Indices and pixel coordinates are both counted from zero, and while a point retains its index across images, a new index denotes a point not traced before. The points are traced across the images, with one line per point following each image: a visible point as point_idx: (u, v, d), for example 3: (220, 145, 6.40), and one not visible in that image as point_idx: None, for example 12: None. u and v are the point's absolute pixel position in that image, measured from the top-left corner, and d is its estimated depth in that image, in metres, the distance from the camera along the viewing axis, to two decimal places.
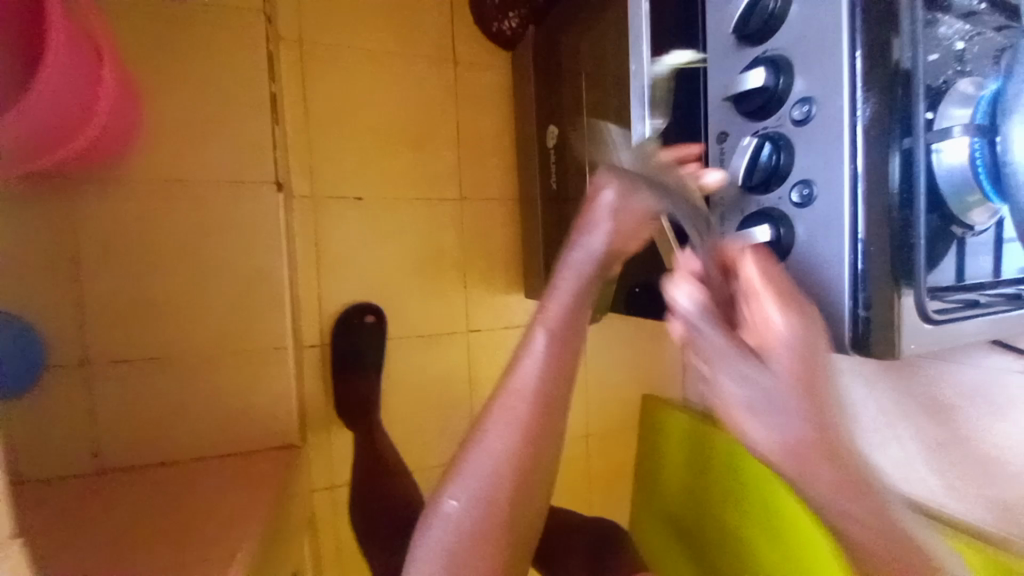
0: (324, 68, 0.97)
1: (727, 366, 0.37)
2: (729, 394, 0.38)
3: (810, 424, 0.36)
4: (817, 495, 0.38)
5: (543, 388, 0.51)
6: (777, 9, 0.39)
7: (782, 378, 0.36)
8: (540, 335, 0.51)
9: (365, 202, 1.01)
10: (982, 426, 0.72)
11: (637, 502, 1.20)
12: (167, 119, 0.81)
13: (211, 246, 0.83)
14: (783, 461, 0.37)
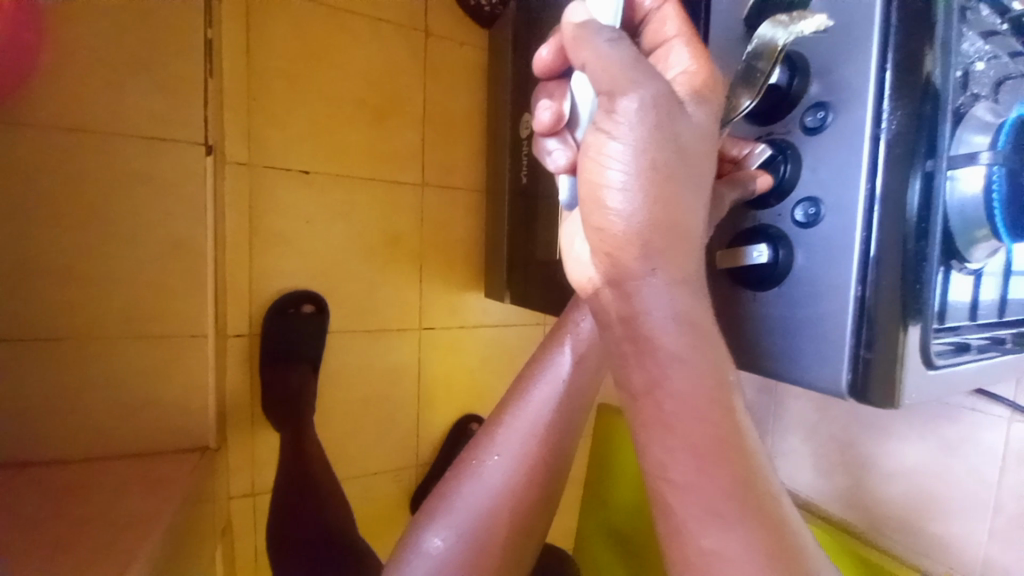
0: (276, 17, 0.85)
1: (622, 61, 0.31)
2: (610, 121, 0.31)
3: (679, 194, 0.31)
4: (650, 322, 0.32)
5: (553, 421, 0.47)
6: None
7: (674, 126, 0.31)
8: (571, 349, 0.48)
9: (313, 176, 0.90)
10: (950, 481, 0.66)
11: (586, 512, 1.17)
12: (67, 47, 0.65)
13: (115, 208, 0.69)
14: (629, 239, 0.31)
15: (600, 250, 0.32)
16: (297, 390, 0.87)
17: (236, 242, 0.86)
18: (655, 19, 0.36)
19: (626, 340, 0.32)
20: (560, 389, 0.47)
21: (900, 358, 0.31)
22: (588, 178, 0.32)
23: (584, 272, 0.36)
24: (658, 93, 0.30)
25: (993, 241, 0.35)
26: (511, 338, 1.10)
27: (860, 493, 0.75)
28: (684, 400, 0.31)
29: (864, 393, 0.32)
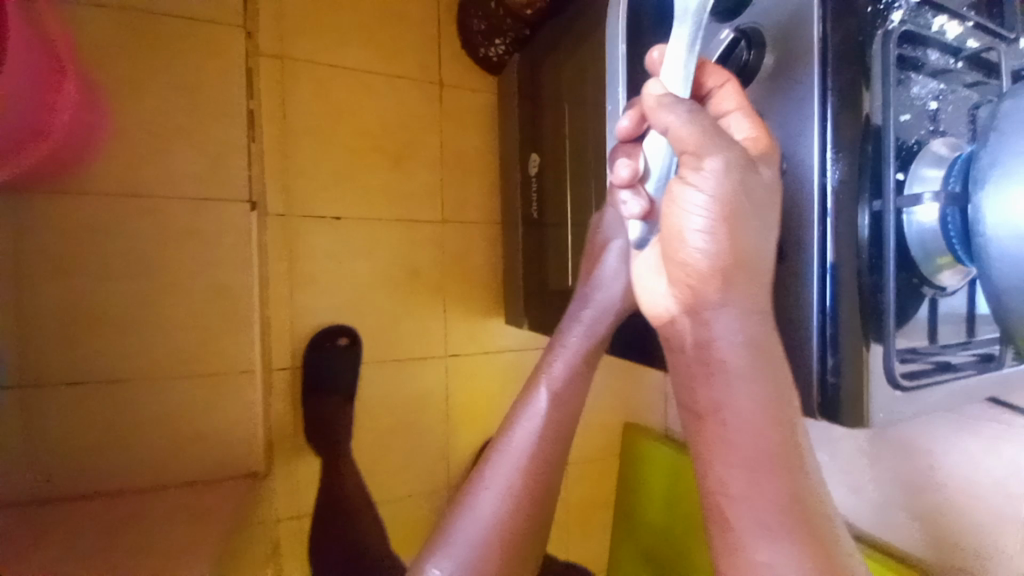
0: (308, 82, 0.96)
1: (704, 127, 0.34)
2: (694, 175, 0.34)
3: (749, 242, 0.35)
4: (723, 347, 0.36)
5: (540, 448, 0.52)
6: (752, 62, 0.39)
7: (750, 182, 0.34)
8: (545, 388, 0.54)
9: (343, 221, 0.99)
10: (975, 496, 0.65)
11: (616, 537, 1.18)
12: (137, 129, 0.76)
13: (178, 261, 0.78)
14: (709, 274, 0.35)
15: (683, 283, 0.37)
16: (335, 418, 0.94)
17: (278, 285, 0.95)
18: (718, 95, 0.39)
19: (697, 362, 0.37)
20: (534, 423, 0.52)
21: (870, 380, 0.35)
22: (670, 222, 0.36)
23: (660, 302, 0.40)
24: (736, 155, 0.34)
25: (959, 266, 0.38)
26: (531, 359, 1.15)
27: (889, 508, 0.74)
28: (748, 418, 0.35)
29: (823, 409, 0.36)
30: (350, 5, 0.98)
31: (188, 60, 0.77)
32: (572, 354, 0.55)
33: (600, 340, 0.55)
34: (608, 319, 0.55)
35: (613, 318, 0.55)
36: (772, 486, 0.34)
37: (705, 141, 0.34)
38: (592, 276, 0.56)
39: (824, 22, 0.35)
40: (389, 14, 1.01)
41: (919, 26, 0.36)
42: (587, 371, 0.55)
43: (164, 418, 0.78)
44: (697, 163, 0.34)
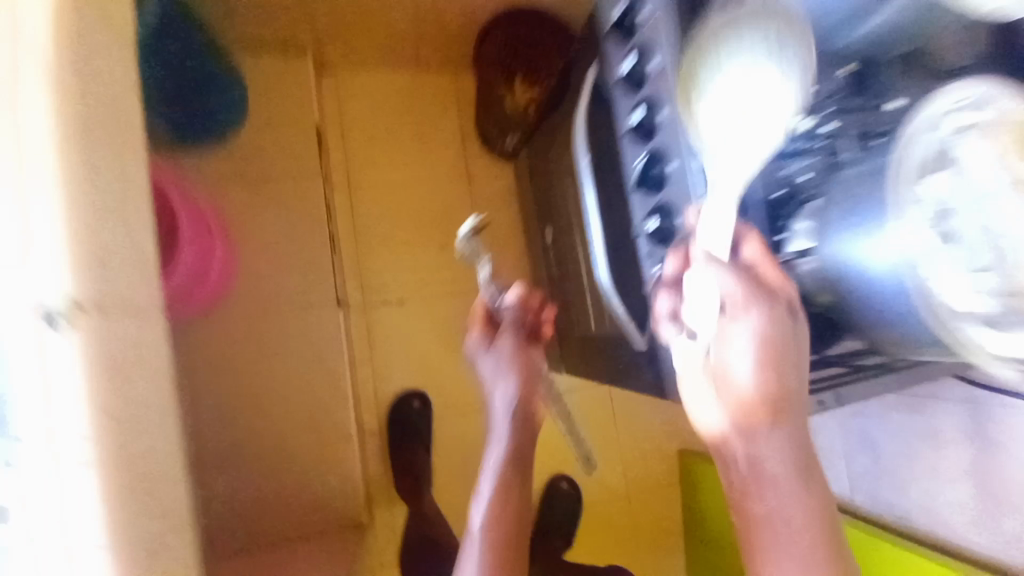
0: (370, 200, 1.24)
1: (750, 293, 0.48)
2: (737, 324, 0.49)
3: (789, 381, 0.48)
4: (769, 462, 0.49)
5: (497, 518, 0.66)
6: (660, 172, 0.57)
7: (786, 335, 0.47)
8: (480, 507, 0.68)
9: (406, 303, 1.22)
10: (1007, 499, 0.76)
11: (689, 551, 1.33)
12: (257, 262, 1.05)
13: (291, 355, 1.02)
14: (756, 401, 0.48)
15: (736, 407, 0.50)
16: (418, 467, 1.13)
17: (363, 362, 1.18)
18: (747, 249, 0.50)
19: (749, 470, 0.50)
20: (489, 522, 0.66)
21: None
22: (721, 362, 0.51)
23: (714, 422, 0.54)
24: (777, 315, 0.47)
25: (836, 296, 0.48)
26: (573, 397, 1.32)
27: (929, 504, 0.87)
28: (789, 501, 0.48)
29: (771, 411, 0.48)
30: (394, 135, 1.26)
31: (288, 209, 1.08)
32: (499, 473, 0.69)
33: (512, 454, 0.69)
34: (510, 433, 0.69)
35: (516, 429, 0.69)
36: (792, 527, 0.49)
37: (747, 303, 0.47)
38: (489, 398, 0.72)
39: (709, 139, 0.50)
40: (422, 133, 1.27)
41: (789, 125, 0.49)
42: (512, 476, 0.68)
43: (291, 480, 0.99)
44: (750, 320, 0.47)
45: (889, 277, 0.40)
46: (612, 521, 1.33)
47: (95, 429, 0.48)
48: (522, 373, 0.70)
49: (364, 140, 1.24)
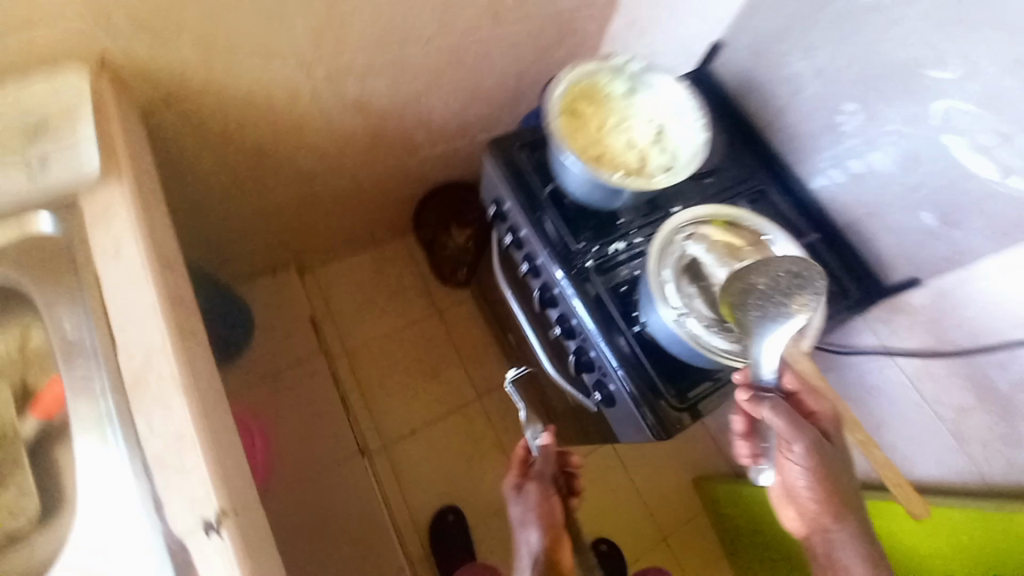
0: (364, 355, 1.46)
1: (798, 424, 0.58)
2: (792, 452, 0.59)
3: (839, 483, 0.60)
4: (836, 544, 0.61)
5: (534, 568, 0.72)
6: (549, 292, 0.84)
7: (830, 453, 0.59)
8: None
9: (418, 433, 1.42)
10: None
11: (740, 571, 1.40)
12: (289, 440, 1.28)
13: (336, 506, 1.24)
14: (811, 501, 0.61)
15: (800, 501, 0.62)
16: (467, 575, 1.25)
17: (395, 495, 1.34)
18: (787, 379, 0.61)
19: (829, 554, 0.62)
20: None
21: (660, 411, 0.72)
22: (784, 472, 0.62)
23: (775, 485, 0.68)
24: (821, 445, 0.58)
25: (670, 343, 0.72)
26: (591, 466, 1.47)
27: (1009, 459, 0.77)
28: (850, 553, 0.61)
29: (654, 433, 0.72)
30: (370, 296, 1.52)
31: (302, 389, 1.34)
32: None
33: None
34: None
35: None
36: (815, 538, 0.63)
37: (797, 433, 0.58)
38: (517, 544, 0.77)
39: (564, 273, 0.78)
40: (393, 288, 1.54)
41: (608, 251, 0.80)
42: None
43: None
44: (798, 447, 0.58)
45: (671, 336, 0.66)
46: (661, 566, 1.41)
47: None
48: (545, 523, 0.76)
49: (354, 306, 1.50)
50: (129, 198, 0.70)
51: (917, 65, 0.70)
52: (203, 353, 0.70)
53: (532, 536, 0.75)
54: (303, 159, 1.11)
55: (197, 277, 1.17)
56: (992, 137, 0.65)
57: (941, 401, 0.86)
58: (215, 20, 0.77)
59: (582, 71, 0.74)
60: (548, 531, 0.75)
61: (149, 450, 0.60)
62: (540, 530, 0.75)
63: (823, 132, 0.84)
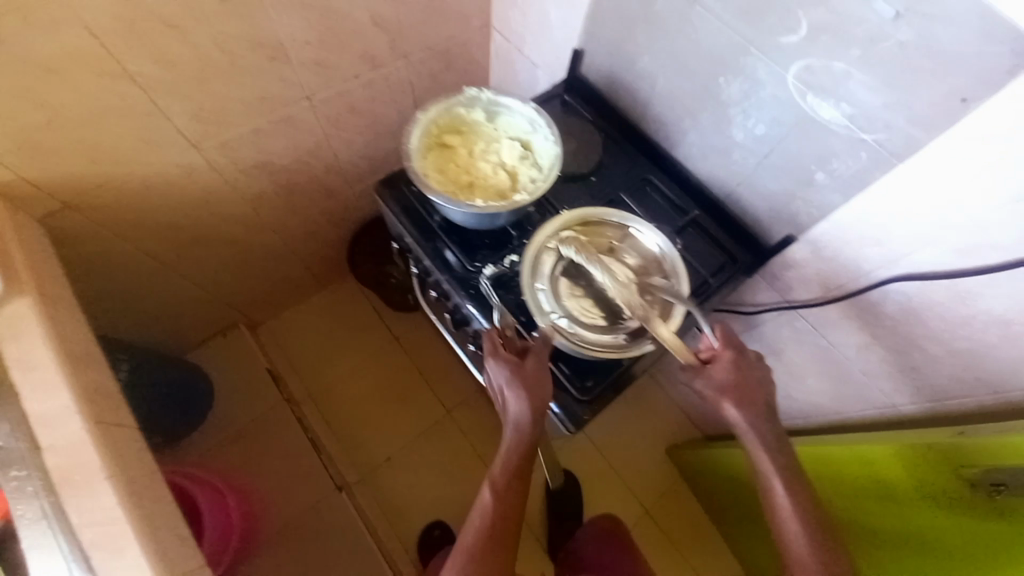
0: (327, 394, 1.49)
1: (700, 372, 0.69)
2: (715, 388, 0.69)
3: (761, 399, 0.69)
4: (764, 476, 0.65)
5: (522, 427, 0.70)
6: (458, 313, 0.88)
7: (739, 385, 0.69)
8: (489, 488, 0.72)
9: (394, 459, 1.44)
10: (981, 336, 0.68)
11: (725, 533, 1.44)
12: (265, 492, 1.32)
13: (325, 548, 1.27)
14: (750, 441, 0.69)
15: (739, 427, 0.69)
16: None
17: (383, 524, 1.36)
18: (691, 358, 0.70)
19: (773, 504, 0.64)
20: (487, 508, 0.72)
21: (570, 404, 0.76)
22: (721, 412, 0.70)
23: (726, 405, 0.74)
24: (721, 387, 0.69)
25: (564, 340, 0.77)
26: (566, 456, 1.51)
27: (920, 382, 0.81)
28: None
29: (569, 425, 0.76)
30: (325, 336, 1.55)
31: (270, 442, 1.37)
32: (506, 457, 0.72)
33: (525, 449, 0.71)
34: (526, 436, 0.70)
35: (528, 433, 0.70)
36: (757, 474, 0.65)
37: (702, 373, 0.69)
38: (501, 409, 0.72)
39: (464, 294, 0.82)
40: (346, 324, 1.57)
41: (504, 264, 0.84)
42: (518, 464, 0.72)
43: None
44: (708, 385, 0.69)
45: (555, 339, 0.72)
46: (652, 541, 1.45)
47: None
48: (535, 403, 0.69)
49: (309, 350, 1.53)
50: (36, 310, 0.74)
51: (744, 39, 0.71)
52: (128, 437, 0.73)
53: (519, 408, 0.69)
54: (222, 225, 1.14)
55: (107, 348, 1.09)
56: (816, 97, 0.67)
57: (845, 341, 0.89)
58: (91, 125, 0.81)
59: (439, 108, 0.79)
60: (539, 406, 0.69)
61: (82, 538, 0.63)
62: (533, 408, 0.69)
63: (684, 117, 0.87)
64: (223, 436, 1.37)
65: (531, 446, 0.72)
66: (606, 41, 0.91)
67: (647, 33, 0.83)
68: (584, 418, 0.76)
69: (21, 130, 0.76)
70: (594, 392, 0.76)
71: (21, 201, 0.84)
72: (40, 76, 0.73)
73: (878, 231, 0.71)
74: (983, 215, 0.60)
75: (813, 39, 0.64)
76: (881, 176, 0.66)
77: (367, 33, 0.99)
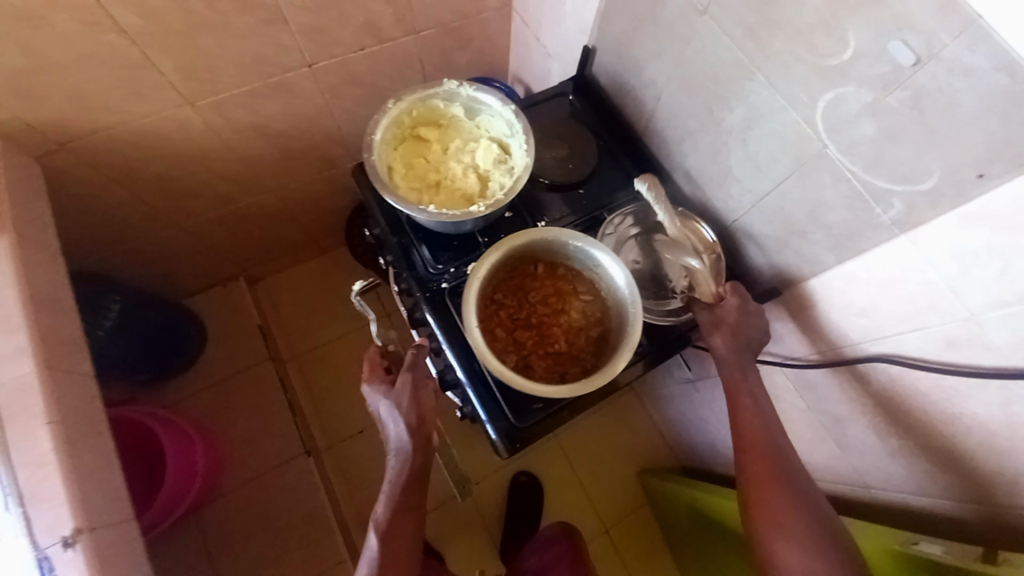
0: (312, 358, 1.53)
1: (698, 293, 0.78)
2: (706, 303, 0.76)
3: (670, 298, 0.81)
4: None
5: (402, 445, 0.74)
6: (415, 314, 0.85)
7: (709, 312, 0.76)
8: (375, 532, 0.72)
9: (365, 432, 1.47)
10: (967, 441, 0.60)
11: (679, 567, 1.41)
12: (237, 442, 1.38)
13: (283, 509, 1.33)
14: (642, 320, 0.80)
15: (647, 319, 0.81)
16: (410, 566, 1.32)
17: (343, 493, 1.40)
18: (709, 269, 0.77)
19: None
20: (380, 528, 0.73)
21: (507, 428, 0.72)
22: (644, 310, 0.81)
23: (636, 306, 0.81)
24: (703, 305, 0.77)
25: None
26: (531, 458, 1.50)
27: (896, 472, 0.73)
28: None
29: (502, 451, 0.73)
30: (318, 301, 1.57)
31: (250, 396, 1.43)
32: (393, 482, 0.74)
33: (409, 468, 0.74)
34: (406, 459, 0.74)
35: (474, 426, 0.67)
36: None
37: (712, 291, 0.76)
38: (383, 434, 0.76)
39: (419, 295, 0.79)
40: (338, 292, 1.59)
41: (465, 271, 0.80)
42: (418, 469, 0.75)
43: None
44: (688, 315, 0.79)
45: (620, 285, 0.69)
46: (604, 559, 1.43)
47: None
48: (413, 421, 0.73)
49: (299, 312, 1.56)
50: (11, 250, 0.77)
51: (750, 62, 0.64)
52: (80, 385, 0.76)
53: (399, 436, 0.74)
54: (218, 183, 1.16)
55: (86, 283, 1.11)
56: (823, 142, 0.60)
57: (824, 408, 0.81)
58: (80, 73, 0.82)
59: (415, 98, 0.75)
60: (416, 424, 0.74)
61: (19, 475, 0.67)
62: (409, 428, 0.73)
63: (684, 138, 0.80)
64: (208, 382, 1.43)
65: (426, 457, 0.76)
66: (615, 40, 0.84)
67: (655, 40, 0.76)
68: (517, 447, 0.72)
69: (12, 75, 0.78)
70: (533, 421, 0.73)
71: (17, 140, 0.87)
72: (28, 23, 0.73)
73: (872, 300, 0.63)
74: (981, 311, 0.53)
75: (823, 75, 0.56)
76: (881, 243, 0.59)
77: (370, 5, 0.95)
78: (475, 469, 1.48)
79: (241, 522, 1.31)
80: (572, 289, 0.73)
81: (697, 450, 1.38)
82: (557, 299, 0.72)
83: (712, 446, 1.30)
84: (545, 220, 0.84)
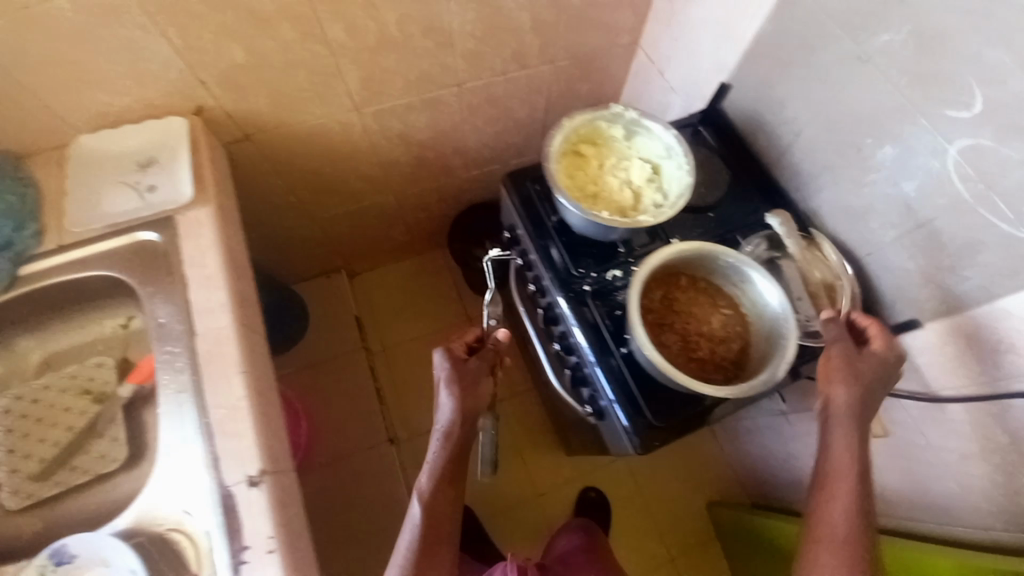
0: (400, 352, 1.62)
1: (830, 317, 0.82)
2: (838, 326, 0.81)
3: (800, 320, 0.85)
4: None
5: (451, 422, 0.82)
6: (549, 313, 0.92)
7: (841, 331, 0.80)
8: (417, 502, 0.79)
9: None
10: None
11: None
12: (327, 423, 1.46)
13: (364, 492, 1.38)
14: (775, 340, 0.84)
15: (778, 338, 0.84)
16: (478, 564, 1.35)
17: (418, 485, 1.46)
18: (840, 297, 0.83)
19: None
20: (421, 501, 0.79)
21: (644, 427, 0.78)
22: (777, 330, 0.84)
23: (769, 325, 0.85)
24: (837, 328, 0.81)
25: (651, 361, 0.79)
26: (600, 476, 1.52)
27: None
28: None
29: (637, 447, 0.78)
30: (409, 300, 1.67)
31: (342, 380, 1.51)
32: (438, 457, 0.81)
33: (454, 445, 0.81)
34: (452, 436, 0.81)
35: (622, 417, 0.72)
36: None
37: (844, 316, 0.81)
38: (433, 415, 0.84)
39: (563, 295, 0.86)
40: (428, 294, 1.68)
41: (605, 277, 0.87)
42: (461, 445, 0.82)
43: None
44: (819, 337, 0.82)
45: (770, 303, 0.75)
46: None
47: (278, 542, 0.70)
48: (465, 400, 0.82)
49: (391, 308, 1.66)
50: (214, 218, 0.88)
51: (913, 106, 0.71)
52: (258, 342, 0.85)
53: (449, 415, 0.82)
54: (354, 182, 1.28)
55: None
56: (985, 185, 0.66)
57: (947, 446, 0.85)
58: (284, 74, 0.96)
59: (584, 118, 0.85)
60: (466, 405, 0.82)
61: (211, 414, 0.75)
62: (458, 407, 0.81)
63: (823, 174, 0.87)
64: (305, 363, 1.52)
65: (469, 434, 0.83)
66: (757, 80, 0.92)
67: (805, 83, 0.84)
68: (653, 445, 0.78)
69: (235, 70, 0.92)
70: (670, 423, 0.78)
71: (218, 127, 1.00)
72: (261, 29, 0.87)
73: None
74: None
75: (999, 120, 0.63)
76: None
77: (525, 35, 1.07)
78: (545, 479, 1.51)
79: (326, 499, 1.38)
80: (717, 303, 0.78)
81: (775, 486, 1.37)
82: (701, 308, 0.78)
83: (795, 482, 1.29)
84: (678, 238, 0.91)
